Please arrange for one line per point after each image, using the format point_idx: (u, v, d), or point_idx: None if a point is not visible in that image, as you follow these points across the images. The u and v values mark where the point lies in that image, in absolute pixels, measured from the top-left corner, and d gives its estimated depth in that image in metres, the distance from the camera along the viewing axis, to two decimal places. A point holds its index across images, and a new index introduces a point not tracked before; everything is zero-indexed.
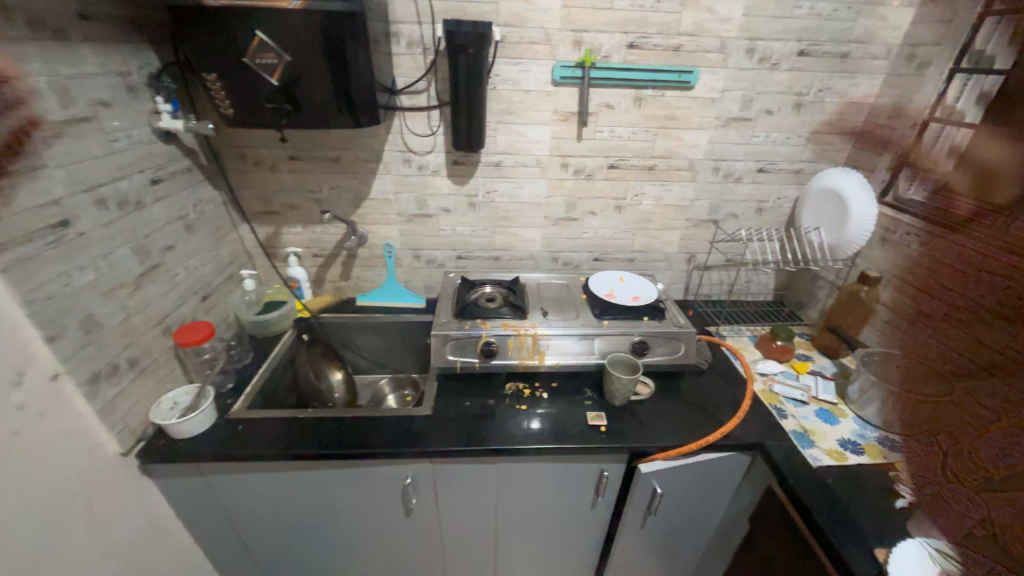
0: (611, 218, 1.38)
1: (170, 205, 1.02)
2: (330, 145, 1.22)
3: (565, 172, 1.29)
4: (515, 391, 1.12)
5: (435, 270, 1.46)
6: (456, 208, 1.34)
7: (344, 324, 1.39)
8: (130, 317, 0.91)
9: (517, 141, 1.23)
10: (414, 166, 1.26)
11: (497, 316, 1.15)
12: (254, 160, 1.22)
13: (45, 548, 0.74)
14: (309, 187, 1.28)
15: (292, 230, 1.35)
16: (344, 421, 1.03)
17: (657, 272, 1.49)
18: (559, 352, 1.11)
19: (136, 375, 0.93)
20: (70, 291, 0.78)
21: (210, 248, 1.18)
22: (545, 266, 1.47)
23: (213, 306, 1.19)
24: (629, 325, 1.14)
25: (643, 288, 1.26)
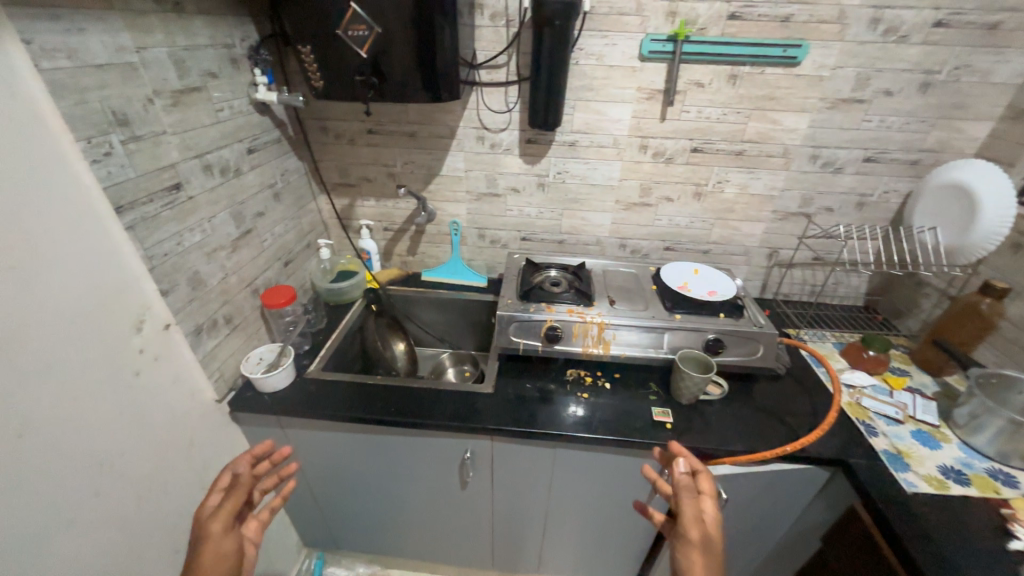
0: (688, 206, 1.30)
1: (262, 174, 1.09)
2: (407, 121, 1.23)
3: (643, 155, 1.22)
4: (576, 379, 1.10)
5: (499, 250, 1.45)
6: (525, 188, 1.31)
7: (409, 297, 1.43)
8: (227, 277, 0.99)
9: (595, 121, 1.18)
10: (487, 144, 1.25)
11: (563, 301, 1.12)
12: (335, 133, 1.26)
13: (151, 477, 0.84)
14: (384, 161, 1.31)
15: (365, 204, 1.39)
16: (409, 390, 1.06)
17: (732, 266, 1.40)
18: (626, 343, 1.07)
19: (231, 330, 1.01)
20: (180, 250, 0.85)
21: (294, 217, 1.24)
22: (612, 252, 1.42)
23: (294, 272, 1.27)
24: (702, 321, 1.07)
25: (720, 282, 1.18)
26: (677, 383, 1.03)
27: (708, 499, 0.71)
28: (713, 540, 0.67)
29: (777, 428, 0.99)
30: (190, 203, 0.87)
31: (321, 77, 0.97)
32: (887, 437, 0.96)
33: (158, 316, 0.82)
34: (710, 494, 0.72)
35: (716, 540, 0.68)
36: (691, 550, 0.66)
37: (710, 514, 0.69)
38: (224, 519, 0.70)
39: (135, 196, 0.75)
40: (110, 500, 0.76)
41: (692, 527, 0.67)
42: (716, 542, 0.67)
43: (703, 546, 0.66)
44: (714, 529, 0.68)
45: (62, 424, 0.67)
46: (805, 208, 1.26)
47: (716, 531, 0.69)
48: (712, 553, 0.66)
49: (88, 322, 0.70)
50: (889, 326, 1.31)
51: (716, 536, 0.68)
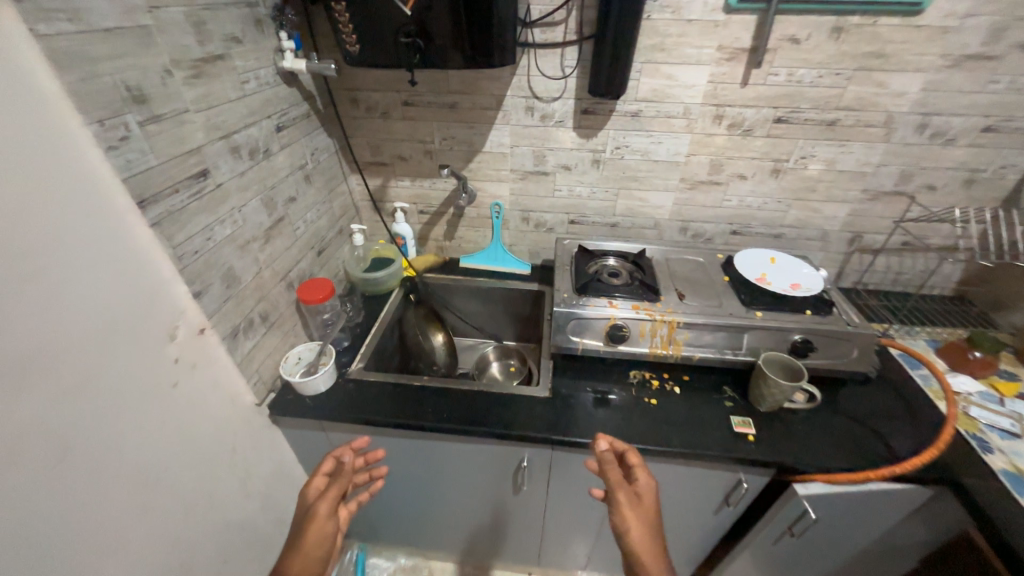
0: (764, 185, 1.14)
1: (293, 154, 0.98)
2: (448, 90, 1.09)
3: (717, 126, 1.07)
4: (641, 381, 1.00)
5: (544, 234, 1.33)
6: (578, 165, 1.17)
7: (448, 286, 1.34)
8: (262, 271, 0.90)
9: (663, 87, 1.02)
10: (538, 116, 1.10)
11: (626, 295, 1.01)
12: (366, 105, 1.14)
13: (197, 491, 0.78)
14: (420, 137, 1.18)
15: (400, 184, 1.27)
16: (459, 393, 0.98)
17: (807, 252, 1.25)
18: (699, 343, 0.96)
19: (268, 328, 0.93)
20: (212, 246, 0.75)
21: (326, 201, 1.14)
22: (671, 237, 1.28)
23: (328, 261, 1.17)
24: (788, 318, 0.95)
25: (802, 273, 1.05)
26: (755, 390, 0.93)
27: (635, 467, 0.74)
28: (645, 500, 0.70)
29: (876, 442, 0.87)
30: (219, 191, 0.76)
31: (358, 39, 0.84)
32: (1004, 455, 0.83)
33: (192, 321, 0.73)
34: (636, 463, 0.75)
35: (649, 500, 0.70)
36: (620, 509, 0.68)
37: (639, 478, 0.72)
38: (330, 503, 0.76)
39: (159, 186, 0.65)
40: (154, 521, 0.70)
41: (618, 490, 0.70)
42: (649, 500, 0.70)
43: (634, 505, 0.68)
44: (644, 489, 0.71)
45: (96, 448, 0.60)
46: (902, 186, 1.10)
47: (648, 491, 0.71)
48: (644, 509, 0.68)
49: (116, 333, 0.61)
50: (987, 320, 1.17)
51: (647, 494, 0.70)
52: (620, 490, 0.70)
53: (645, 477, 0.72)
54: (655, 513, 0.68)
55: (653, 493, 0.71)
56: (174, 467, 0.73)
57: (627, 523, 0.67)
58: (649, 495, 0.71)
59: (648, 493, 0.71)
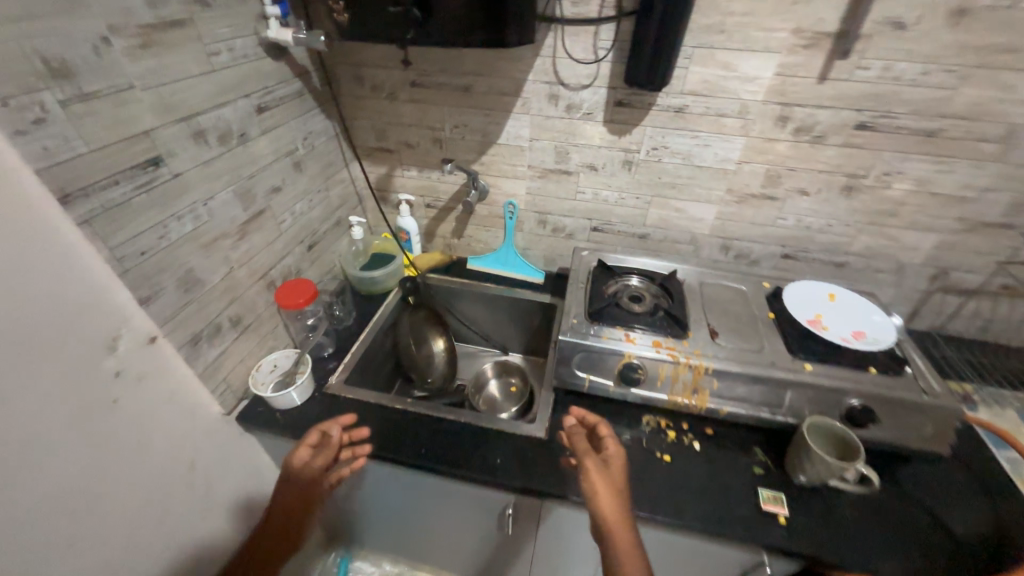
0: (831, 204, 0.94)
1: (278, 139, 0.87)
2: (461, 71, 0.94)
3: (780, 130, 0.87)
4: (655, 428, 0.85)
5: (562, 240, 1.18)
6: (606, 166, 1.01)
7: (453, 291, 1.22)
8: (234, 271, 0.81)
9: (718, 78, 0.84)
10: (562, 106, 0.94)
11: (647, 328, 0.86)
12: (370, 84, 1.01)
13: (142, 522, 0.69)
14: (428, 123, 1.04)
15: (406, 174, 1.15)
16: (443, 422, 0.87)
17: (874, 286, 1.05)
18: (730, 394, 0.80)
19: (241, 332, 0.84)
20: (166, 245, 0.66)
21: (321, 191, 1.03)
22: (709, 255, 1.10)
23: (320, 256, 1.07)
24: (846, 377, 0.77)
25: (868, 317, 0.86)
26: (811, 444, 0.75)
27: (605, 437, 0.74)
28: (613, 469, 0.69)
29: (947, 544, 0.70)
30: (176, 183, 0.66)
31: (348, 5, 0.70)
32: None
33: (138, 331, 0.65)
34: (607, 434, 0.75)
35: (618, 469, 0.70)
36: (590, 477, 0.68)
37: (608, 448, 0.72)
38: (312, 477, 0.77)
39: (91, 179, 0.55)
40: (88, 557, 0.62)
41: (586, 460, 0.70)
42: (617, 470, 0.69)
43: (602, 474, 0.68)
44: (613, 459, 0.71)
45: (2, 484, 0.50)
46: (1013, 218, 0.88)
47: (617, 462, 0.71)
48: (610, 478, 0.68)
49: (34, 347, 0.52)
50: None
51: (614, 463, 0.70)
52: (589, 461, 0.70)
53: (615, 448, 0.72)
54: (621, 482, 0.68)
55: (622, 464, 0.70)
56: (122, 491, 0.65)
57: (594, 492, 0.67)
58: (618, 465, 0.70)
59: (617, 462, 0.70)
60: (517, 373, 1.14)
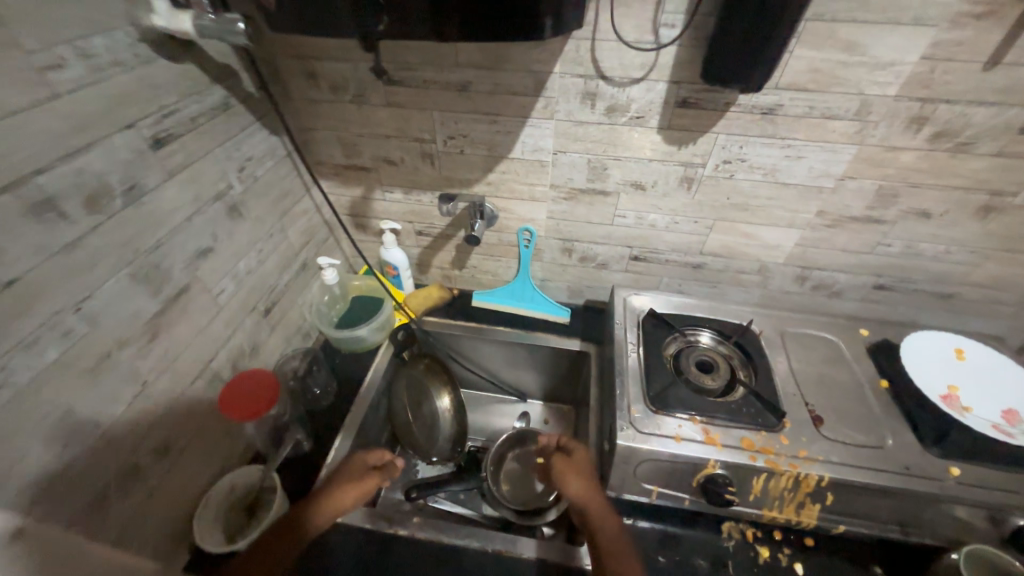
0: (956, 227, 0.72)
1: (196, 181, 0.60)
2: (455, 63, 0.66)
3: (910, 136, 0.63)
4: (741, 543, 0.66)
5: (591, 271, 0.94)
6: (656, 184, 0.75)
7: (459, 338, 0.98)
8: (152, 384, 0.56)
9: (834, 65, 0.58)
10: (601, 108, 0.68)
11: (730, 420, 0.64)
12: (329, 83, 0.72)
13: None
14: (414, 132, 0.76)
15: (388, 196, 0.88)
16: (464, 549, 0.66)
17: (987, 318, 0.84)
18: (848, 509, 0.60)
19: (174, 460, 0.61)
20: (12, 396, 0.41)
21: (273, 235, 0.77)
22: (779, 286, 0.88)
23: (282, 315, 0.82)
24: (1006, 484, 0.57)
25: (1015, 386, 0.66)
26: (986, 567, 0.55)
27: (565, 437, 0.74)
28: (576, 458, 0.68)
29: None
30: (11, 295, 0.40)
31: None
32: None
33: None
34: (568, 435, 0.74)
35: (583, 458, 0.68)
36: (561, 468, 0.68)
37: (567, 443, 0.71)
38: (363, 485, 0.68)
39: None
40: None
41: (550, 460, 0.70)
42: (580, 456, 0.68)
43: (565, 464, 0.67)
44: (575, 448, 0.70)
45: None
46: None
47: (581, 451, 0.69)
48: (574, 464, 0.66)
49: None
50: None
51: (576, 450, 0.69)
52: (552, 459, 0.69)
53: (574, 441, 0.71)
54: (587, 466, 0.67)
55: (587, 452, 0.69)
56: None
57: (564, 481, 0.65)
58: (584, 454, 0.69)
59: (581, 452, 0.69)
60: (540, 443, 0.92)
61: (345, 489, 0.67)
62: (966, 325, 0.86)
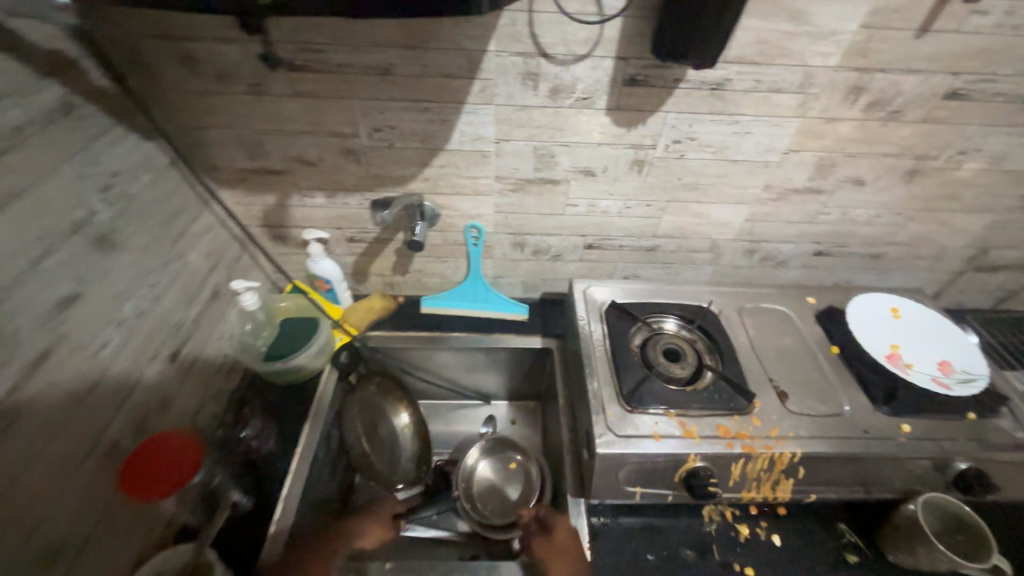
0: (885, 192, 0.75)
1: (39, 212, 0.46)
2: (372, 41, 0.56)
3: (848, 106, 0.63)
4: (722, 525, 0.66)
5: (545, 264, 0.89)
6: (607, 169, 0.71)
7: (411, 351, 0.89)
8: (17, 480, 0.43)
9: (780, 36, 0.56)
10: (545, 89, 0.61)
11: (704, 408, 0.63)
12: (215, 71, 0.59)
13: None
14: (331, 126, 0.65)
15: (309, 202, 0.76)
16: None
17: (908, 273, 0.91)
18: (817, 478, 0.62)
19: (69, 564, 0.48)
20: None
21: (168, 262, 0.63)
22: (729, 261, 0.88)
23: (194, 355, 0.69)
24: (948, 432, 0.62)
25: (944, 338, 0.71)
26: (947, 511, 0.60)
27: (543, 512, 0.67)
28: (557, 543, 0.62)
29: None
30: None
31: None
32: None
33: None
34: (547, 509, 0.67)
35: (566, 542, 0.62)
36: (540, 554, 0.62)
37: (548, 520, 0.65)
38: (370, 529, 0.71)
39: None
40: None
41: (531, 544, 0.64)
42: (561, 538, 0.62)
43: (545, 556, 0.61)
44: (556, 530, 0.63)
45: None
46: None
47: (563, 533, 0.63)
48: (553, 548, 0.61)
49: None
50: None
51: (556, 535, 0.63)
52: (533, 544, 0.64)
53: (555, 521, 0.64)
54: (569, 555, 0.61)
55: (569, 533, 0.63)
56: None
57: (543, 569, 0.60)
58: (567, 534, 0.63)
59: (563, 535, 0.63)
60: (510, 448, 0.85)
61: (367, 528, 0.71)
62: (891, 280, 0.93)
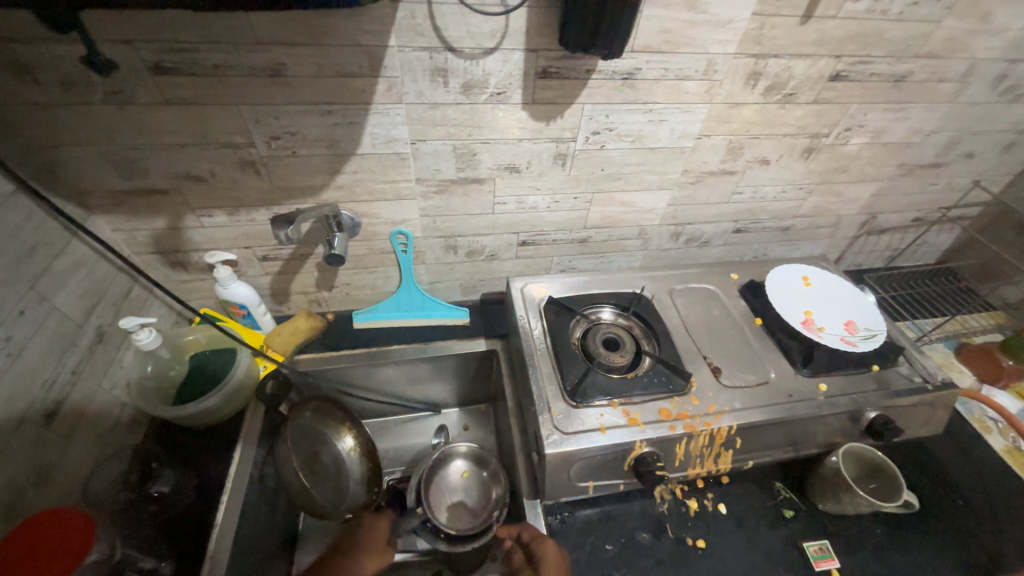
0: (788, 170, 0.80)
1: None
2: (253, 39, 0.50)
3: (749, 91, 0.66)
4: (673, 502, 0.69)
5: (481, 264, 0.86)
6: (531, 164, 0.70)
7: (347, 371, 0.83)
8: None
9: (681, 25, 0.57)
10: (456, 85, 0.58)
11: (646, 394, 0.64)
12: (60, 78, 0.50)
13: None
14: (220, 136, 0.58)
15: (207, 221, 0.68)
16: None
17: (813, 242, 0.99)
18: (753, 446, 0.66)
19: None
20: None
21: (25, 311, 0.54)
22: (658, 245, 0.91)
23: (81, 411, 0.60)
24: (857, 387, 0.68)
25: (848, 300, 0.78)
26: (863, 458, 0.66)
27: (528, 539, 0.62)
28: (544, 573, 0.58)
29: (967, 524, 0.67)
30: None
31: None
32: None
33: None
34: (530, 534, 0.63)
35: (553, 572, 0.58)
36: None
37: (535, 548, 0.61)
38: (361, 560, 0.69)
39: None
40: None
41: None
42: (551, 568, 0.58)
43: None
44: (543, 559, 0.59)
45: None
46: (943, 157, 0.84)
47: (551, 563, 0.59)
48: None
49: None
50: (974, 292, 1.03)
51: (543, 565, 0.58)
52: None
53: (542, 547, 0.60)
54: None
55: (557, 564, 0.58)
56: None
57: None
58: (554, 565, 0.59)
59: (552, 566, 0.58)
60: (456, 455, 0.80)
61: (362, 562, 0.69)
62: (801, 250, 1.01)
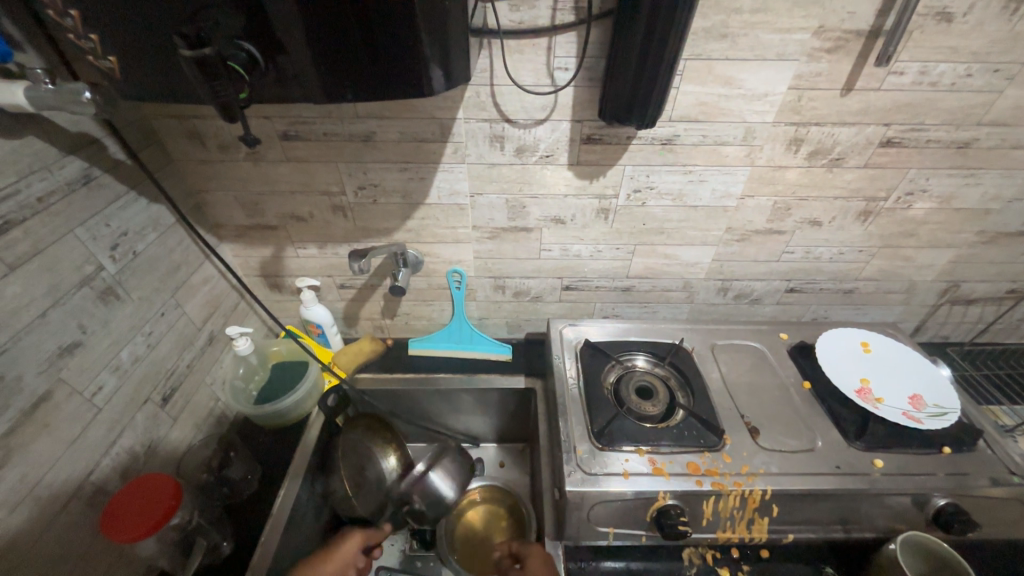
0: (844, 232, 0.79)
1: (48, 269, 0.52)
2: (355, 114, 0.64)
3: (791, 156, 0.68)
4: (702, 568, 0.65)
5: (526, 304, 0.92)
6: (575, 217, 0.76)
7: (397, 394, 0.91)
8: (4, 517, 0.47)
9: (717, 98, 0.62)
10: (510, 149, 0.68)
11: (674, 445, 0.64)
12: (218, 142, 0.67)
13: None
14: (320, 186, 0.72)
15: (301, 253, 0.82)
16: None
17: (883, 307, 0.93)
18: (793, 517, 0.62)
19: None
20: None
21: (164, 313, 0.69)
22: (704, 299, 0.91)
23: (186, 399, 0.73)
24: (922, 468, 0.62)
25: (916, 371, 0.72)
26: (930, 552, 0.58)
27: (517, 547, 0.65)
28: (529, 568, 0.60)
29: None
30: None
31: (125, 45, 0.39)
32: None
33: None
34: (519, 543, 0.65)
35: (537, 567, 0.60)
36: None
37: (522, 552, 0.64)
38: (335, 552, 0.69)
39: None
40: None
41: None
42: (534, 562, 0.60)
43: None
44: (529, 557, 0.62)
45: None
46: None
47: (535, 557, 0.61)
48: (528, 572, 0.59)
49: None
50: None
51: (527, 562, 0.61)
52: None
53: (527, 549, 0.63)
54: None
55: (542, 558, 0.61)
56: None
57: None
58: (539, 561, 0.61)
59: (537, 562, 0.61)
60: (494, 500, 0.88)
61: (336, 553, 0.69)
62: (868, 315, 0.95)
